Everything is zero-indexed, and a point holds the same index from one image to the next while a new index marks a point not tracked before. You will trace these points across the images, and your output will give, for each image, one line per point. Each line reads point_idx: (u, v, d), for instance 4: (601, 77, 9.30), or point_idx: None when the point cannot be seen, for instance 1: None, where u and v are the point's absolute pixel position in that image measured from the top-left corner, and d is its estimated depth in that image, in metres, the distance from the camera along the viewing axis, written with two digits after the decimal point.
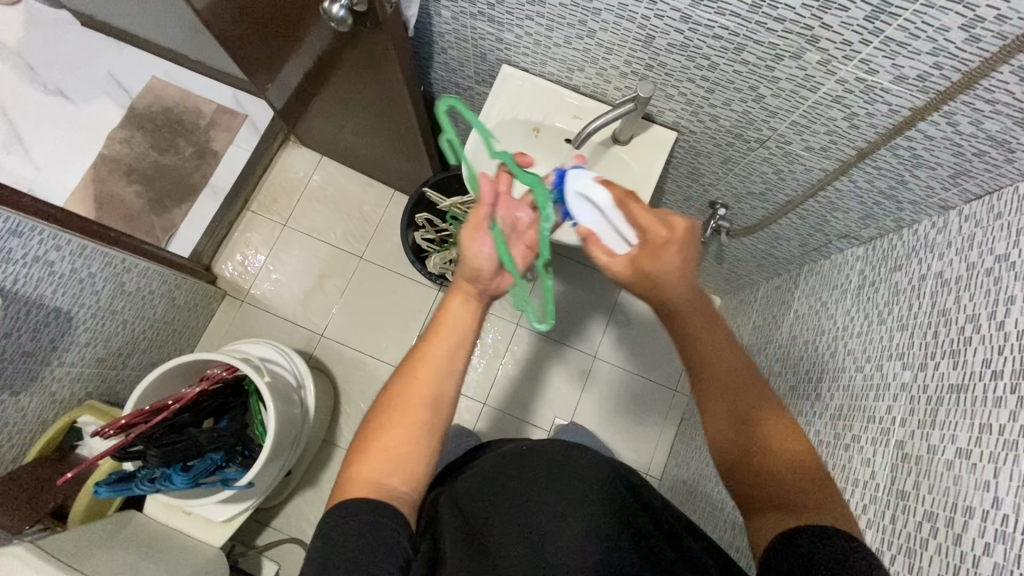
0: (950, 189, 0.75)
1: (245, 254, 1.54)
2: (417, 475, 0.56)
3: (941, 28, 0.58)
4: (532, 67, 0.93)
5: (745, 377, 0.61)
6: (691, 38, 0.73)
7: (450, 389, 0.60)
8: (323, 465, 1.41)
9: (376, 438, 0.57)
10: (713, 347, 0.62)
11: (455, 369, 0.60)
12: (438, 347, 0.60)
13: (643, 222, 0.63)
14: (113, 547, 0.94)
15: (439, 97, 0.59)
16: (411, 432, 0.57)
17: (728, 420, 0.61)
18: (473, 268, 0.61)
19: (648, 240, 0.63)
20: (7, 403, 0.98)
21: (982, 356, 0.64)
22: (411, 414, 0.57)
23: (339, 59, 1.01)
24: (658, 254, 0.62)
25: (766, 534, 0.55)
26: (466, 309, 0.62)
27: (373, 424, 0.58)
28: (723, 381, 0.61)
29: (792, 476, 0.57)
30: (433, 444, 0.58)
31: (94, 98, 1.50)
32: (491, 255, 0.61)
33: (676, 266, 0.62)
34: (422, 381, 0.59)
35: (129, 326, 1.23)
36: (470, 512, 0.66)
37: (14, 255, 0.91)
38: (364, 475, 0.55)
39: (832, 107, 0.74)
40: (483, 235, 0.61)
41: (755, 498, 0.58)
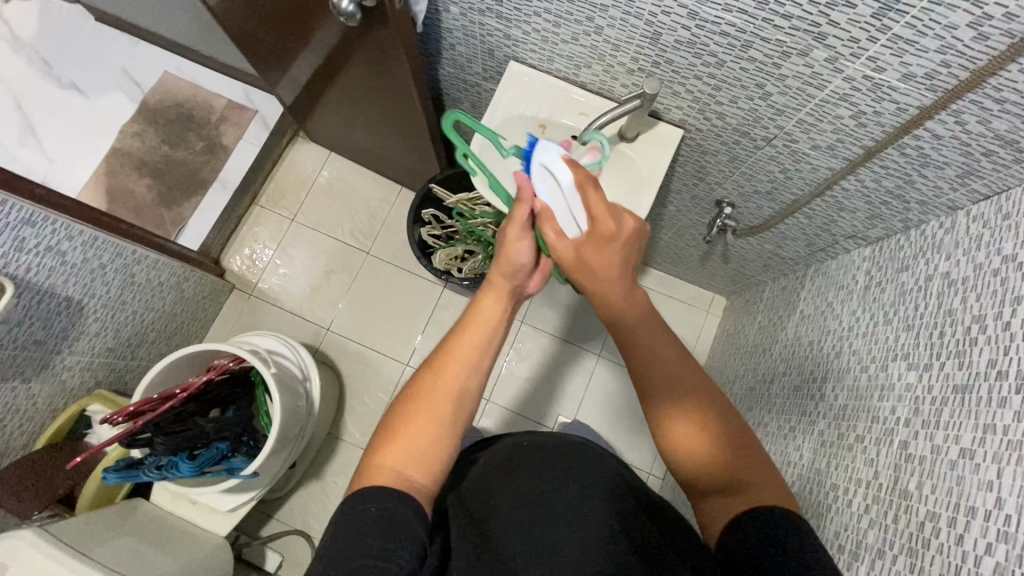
0: (959, 189, 0.75)
1: (253, 248, 1.56)
2: (438, 469, 0.57)
3: (950, 26, 0.58)
4: (539, 64, 0.93)
5: (681, 368, 0.64)
6: (698, 35, 0.73)
7: (475, 385, 0.61)
8: (326, 459, 1.42)
9: (402, 429, 0.57)
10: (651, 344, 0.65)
11: (480, 368, 0.61)
12: (465, 343, 0.61)
13: (596, 209, 0.61)
14: (121, 534, 0.95)
15: (449, 114, 0.71)
16: (439, 427, 0.58)
17: (663, 405, 0.63)
18: (519, 263, 0.64)
19: (597, 231, 0.62)
20: (18, 390, 0.99)
21: (987, 357, 0.63)
22: (438, 407, 0.58)
23: (348, 55, 1.02)
24: (603, 246, 0.63)
25: (716, 517, 0.60)
26: (495, 306, 0.63)
27: (399, 413, 0.58)
28: (656, 371, 0.64)
29: (732, 460, 0.61)
30: (456, 438, 0.58)
31: (107, 93, 1.52)
32: (532, 254, 0.65)
33: (616, 263, 0.64)
34: (450, 375, 0.59)
35: (139, 317, 1.25)
36: (477, 507, 0.67)
37: (27, 244, 0.93)
38: (386, 464, 0.55)
39: (839, 105, 0.74)
40: (525, 236, 0.64)
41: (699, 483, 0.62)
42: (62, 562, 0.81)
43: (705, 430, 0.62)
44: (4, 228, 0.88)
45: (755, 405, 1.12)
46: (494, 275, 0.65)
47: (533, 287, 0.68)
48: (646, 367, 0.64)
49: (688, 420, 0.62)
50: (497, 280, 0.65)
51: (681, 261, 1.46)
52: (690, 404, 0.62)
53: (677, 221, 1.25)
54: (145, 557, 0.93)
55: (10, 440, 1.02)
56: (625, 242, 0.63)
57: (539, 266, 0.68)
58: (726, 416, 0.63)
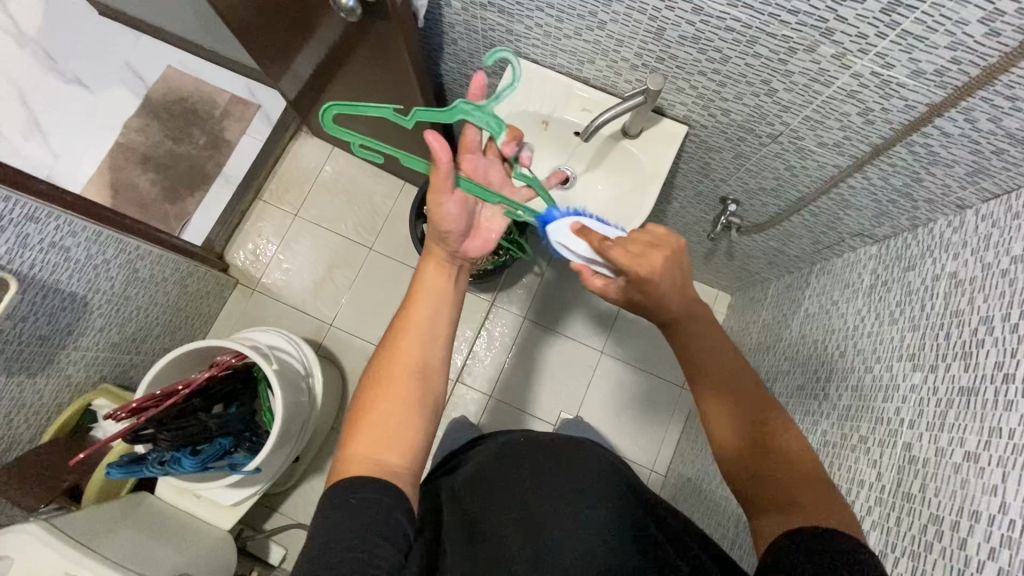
0: (968, 187, 0.73)
1: (257, 243, 1.56)
2: (411, 446, 0.56)
3: (960, 21, 0.56)
4: (542, 59, 0.92)
5: (739, 379, 0.63)
6: (703, 30, 0.71)
7: (436, 357, 0.62)
8: (329, 453, 1.43)
9: (367, 411, 0.57)
10: (712, 355, 0.64)
11: (438, 334, 0.63)
12: (417, 314, 0.63)
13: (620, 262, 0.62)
14: (127, 526, 0.97)
15: (326, 117, 0.70)
16: (401, 398, 0.58)
17: (717, 416, 0.63)
18: (444, 227, 0.64)
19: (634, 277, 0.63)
20: (24, 385, 1.00)
21: (994, 359, 0.62)
22: (398, 379, 0.59)
23: (350, 49, 1.01)
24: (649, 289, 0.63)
25: (764, 530, 0.57)
26: (442, 274, 0.66)
27: (365, 398, 0.58)
28: (714, 378, 0.64)
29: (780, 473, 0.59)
30: (424, 414, 0.59)
31: (111, 87, 1.52)
32: (459, 213, 0.64)
33: (670, 292, 0.63)
34: (410, 352, 0.61)
35: (144, 312, 1.26)
36: (472, 505, 0.66)
37: (31, 240, 0.93)
38: (359, 451, 0.55)
39: (847, 102, 0.72)
40: (448, 195, 0.64)
41: (754, 498, 0.60)
42: (68, 555, 0.82)
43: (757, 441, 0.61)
44: (8, 224, 0.88)
45: None
46: (433, 244, 0.66)
47: (476, 251, 0.68)
48: (704, 374, 0.64)
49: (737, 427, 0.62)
50: (433, 247, 0.66)
51: (685, 257, 1.45)
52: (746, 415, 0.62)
53: (681, 218, 1.24)
54: (150, 548, 0.94)
55: (16, 434, 1.02)
56: (667, 280, 0.62)
57: (481, 232, 0.68)
58: (781, 430, 0.61)
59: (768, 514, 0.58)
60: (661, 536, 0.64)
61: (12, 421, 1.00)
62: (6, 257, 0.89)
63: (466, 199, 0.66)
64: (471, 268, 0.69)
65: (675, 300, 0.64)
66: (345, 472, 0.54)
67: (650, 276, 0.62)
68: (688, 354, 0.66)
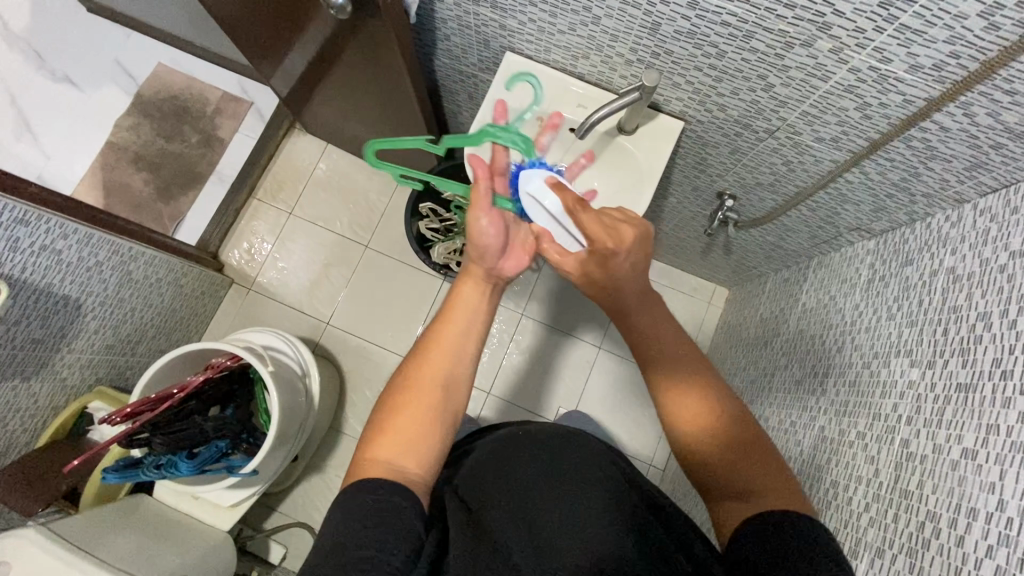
0: (966, 182, 0.73)
1: (252, 242, 1.55)
2: (430, 457, 0.56)
3: (959, 15, 0.56)
4: (536, 55, 0.91)
5: (690, 361, 0.63)
6: (698, 25, 0.70)
7: (462, 368, 0.61)
8: (327, 451, 1.43)
9: (391, 416, 0.57)
10: (656, 332, 0.64)
11: (468, 353, 0.61)
12: (450, 329, 0.61)
13: (593, 231, 0.62)
14: (121, 530, 0.96)
15: (367, 145, 0.78)
16: (425, 412, 0.57)
17: (669, 398, 0.62)
18: (481, 245, 0.62)
19: (598, 249, 0.63)
20: (19, 389, 1.00)
21: (992, 355, 0.62)
22: (424, 392, 0.58)
23: (342, 45, 1.00)
24: (605, 262, 0.63)
25: (723, 516, 0.58)
26: (476, 291, 0.63)
27: (390, 403, 0.58)
28: (663, 359, 0.63)
29: (730, 455, 0.59)
30: (444, 426, 0.58)
31: (101, 86, 1.50)
32: (496, 232, 0.62)
33: (627, 272, 0.63)
34: (435, 360, 0.60)
35: (138, 314, 1.25)
36: (475, 500, 0.64)
37: (22, 244, 0.92)
38: (381, 455, 0.54)
39: (845, 97, 0.72)
40: (484, 215, 0.62)
41: (709, 483, 0.60)
42: (65, 560, 0.81)
43: (710, 423, 0.60)
44: None
45: (756, 398, 1.11)
46: (470, 263, 0.64)
47: (511, 269, 0.65)
48: (655, 355, 0.63)
49: (688, 408, 0.61)
50: (471, 265, 0.64)
51: (683, 252, 1.44)
52: (696, 396, 0.61)
53: (678, 213, 1.23)
54: (149, 552, 0.93)
55: (12, 438, 1.02)
56: (630, 253, 0.62)
57: (517, 251, 0.65)
58: (726, 405, 0.61)
59: (726, 501, 0.59)
60: (660, 534, 0.63)
61: (6, 425, 0.99)
62: None
63: (501, 218, 0.64)
64: (505, 286, 0.67)
65: (633, 279, 0.64)
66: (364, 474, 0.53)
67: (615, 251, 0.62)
68: (637, 337, 0.65)
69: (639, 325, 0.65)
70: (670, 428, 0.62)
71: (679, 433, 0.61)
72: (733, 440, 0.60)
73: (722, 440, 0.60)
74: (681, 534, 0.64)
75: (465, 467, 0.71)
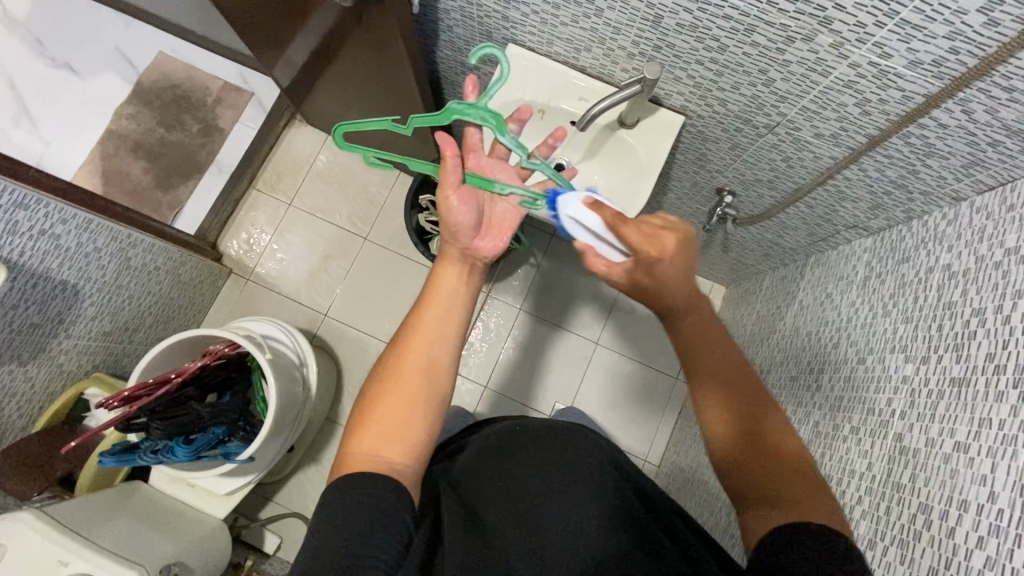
0: (963, 179, 0.73)
1: (251, 232, 1.55)
2: (413, 446, 0.56)
3: (959, 11, 0.56)
4: (538, 47, 0.91)
5: (742, 377, 0.63)
6: (700, 18, 0.71)
7: (441, 356, 0.61)
8: (324, 442, 1.43)
9: (371, 411, 0.57)
10: (704, 346, 0.63)
11: (449, 339, 0.61)
12: (428, 315, 0.61)
13: (636, 242, 0.61)
14: (119, 515, 0.96)
15: (337, 129, 0.71)
16: (405, 400, 0.57)
17: (707, 408, 0.62)
18: (451, 223, 0.63)
19: (642, 258, 0.61)
20: (16, 373, 1.00)
21: (986, 350, 0.63)
22: (404, 382, 0.58)
23: (345, 35, 1.00)
24: (653, 270, 0.62)
25: (754, 526, 0.57)
26: (455, 274, 0.64)
27: (370, 398, 0.58)
28: (715, 370, 0.63)
29: (766, 463, 0.59)
30: (428, 415, 0.58)
31: (102, 73, 1.49)
32: (466, 210, 0.63)
33: (675, 277, 0.62)
34: (413, 351, 0.60)
35: (137, 301, 1.25)
36: (470, 497, 0.65)
37: (21, 227, 0.92)
38: (364, 448, 0.55)
39: (844, 93, 0.72)
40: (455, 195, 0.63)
41: (743, 496, 0.60)
42: (61, 544, 0.82)
43: (750, 435, 0.61)
44: None
45: None
46: (447, 246, 0.65)
47: (488, 250, 0.65)
48: (705, 365, 0.63)
49: (730, 419, 0.62)
50: (447, 248, 0.65)
51: None
52: (743, 411, 0.62)
53: (677, 209, 1.23)
54: (144, 538, 0.93)
55: (9, 423, 1.02)
56: (675, 259, 0.62)
57: (492, 234, 0.66)
58: (769, 416, 0.62)
59: (760, 513, 0.58)
60: (654, 525, 0.63)
61: (3, 410, 0.99)
62: None
63: (474, 198, 0.65)
64: (485, 267, 0.67)
65: (677, 286, 0.62)
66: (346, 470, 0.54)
67: (660, 258, 0.61)
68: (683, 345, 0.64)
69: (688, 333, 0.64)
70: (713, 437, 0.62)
71: (718, 442, 0.62)
72: (783, 458, 0.60)
73: (763, 453, 0.60)
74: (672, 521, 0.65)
75: (462, 459, 0.71)
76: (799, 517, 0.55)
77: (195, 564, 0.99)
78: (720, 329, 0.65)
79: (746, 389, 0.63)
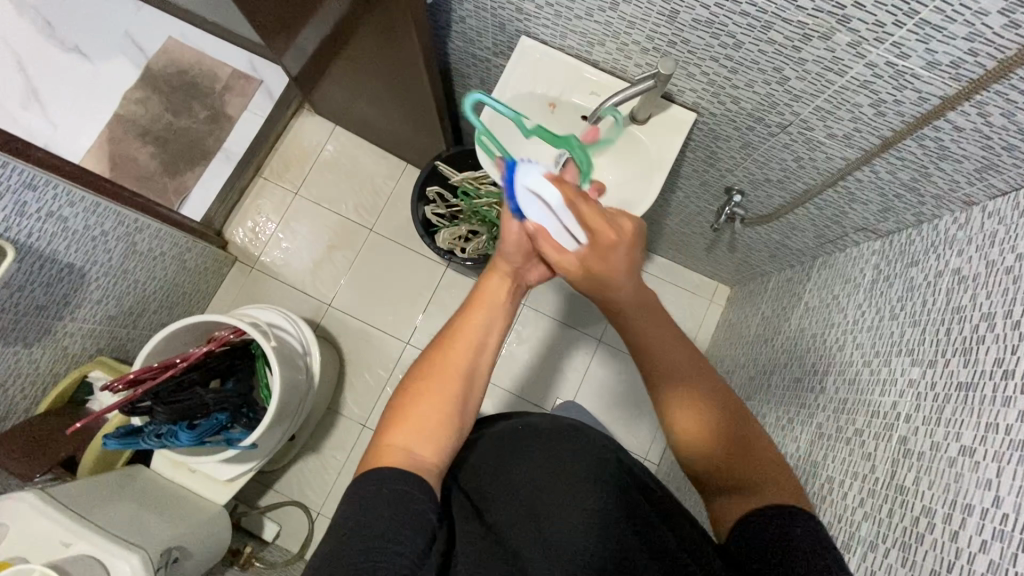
0: (976, 184, 0.73)
1: (257, 221, 1.55)
2: (445, 448, 0.57)
3: (979, 12, 0.56)
4: (551, 40, 0.91)
5: (697, 369, 0.65)
6: (717, 14, 0.70)
7: (479, 364, 0.63)
8: (325, 432, 1.43)
9: (411, 405, 0.58)
10: (651, 336, 0.66)
11: (488, 348, 0.64)
12: (473, 323, 0.63)
13: (593, 224, 0.60)
14: (121, 499, 0.96)
15: (472, 96, 0.72)
16: (446, 401, 0.59)
17: (673, 403, 0.64)
18: (507, 242, 0.64)
19: (599, 241, 0.61)
20: (21, 355, 1.00)
21: (994, 355, 0.62)
22: (446, 384, 0.60)
23: (357, 24, 0.99)
24: (606, 256, 0.62)
25: (723, 514, 0.60)
26: (504, 289, 0.66)
27: (409, 394, 0.59)
28: (672, 370, 0.64)
29: (722, 451, 0.61)
30: (460, 418, 0.59)
31: (111, 57, 1.49)
32: (500, 215, 0.63)
33: (624, 267, 0.63)
34: (455, 354, 0.62)
35: (142, 286, 1.25)
36: (476, 495, 0.65)
37: (29, 209, 0.92)
38: (396, 441, 0.55)
39: (859, 93, 0.72)
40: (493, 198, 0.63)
41: (712, 486, 0.61)
42: (63, 526, 0.82)
43: (711, 427, 0.62)
44: (6, 191, 0.88)
45: (754, 395, 1.12)
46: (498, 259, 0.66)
47: (533, 278, 0.69)
48: (659, 366, 0.65)
49: (693, 412, 0.62)
50: (498, 260, 0.66)
51: (687, 248, 1.44)
52: (704, 406, 0.63)
53: (685, 207, 1.23)
54: (146, 521, 0.94)
55: (13, 403, 1.02)
56: (628, 246, 0.62)
57: (541, 262, 0.69)
58: (715, 400, 0.63)
59: (727, 504, 0.60)
60: (659, 522, 0.63)
61: (7, 390, 1.00)
62: (3, 225, 0.88)
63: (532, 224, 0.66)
64: (524, 291, 0.70)
65: (625, 277, 0.63)
66: (378, 460, 0.54)
67: (611, 246, 0.61)
68: (640, 344, 0.66)
69: (637, 331, 0.66)
70: (676, 436, 0.64)
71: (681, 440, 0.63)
72: (740, 446, 0.61)
73: (728, 445, 0.61)
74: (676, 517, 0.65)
75: (467, 455, 0.71)
76: (760, 501, 0.57)
77: (195, 550, 0.99)
78: (670, 322, 0.67)
79: (706, 380, 0.64)
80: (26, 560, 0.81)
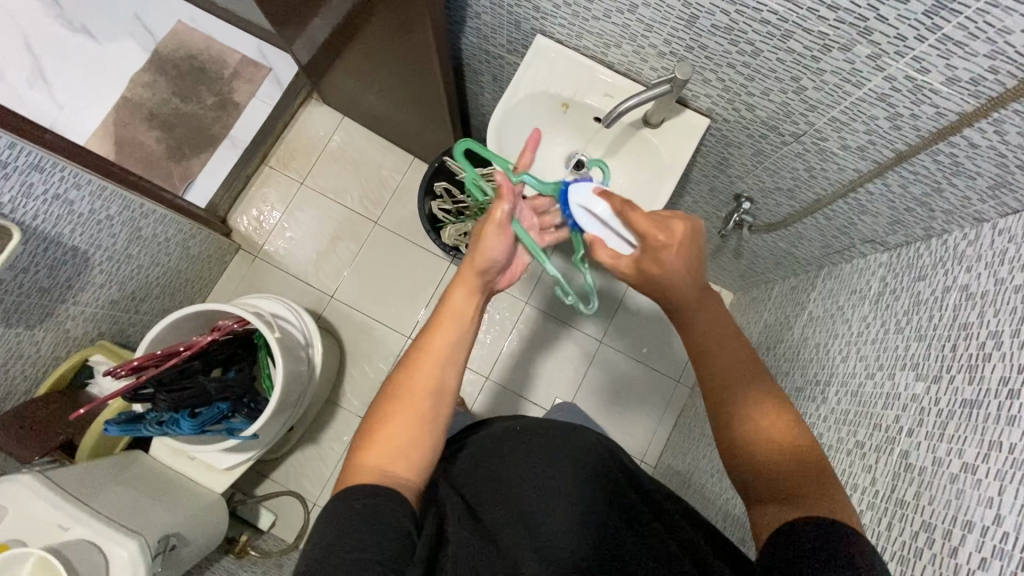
0: (987, 201, 0.73)
1: (262, 209, 1.54)
2: (419, 463, 0.57)
3: (1003, 30, 0.55)
4: (567, 40, 0.90)
5: (753, 368, 0.62)
6: (737, 20, 0.70)
7: (450, 379, 0.62)
8: (324, 424, 1.43)
9: (381, 423, 0.58)
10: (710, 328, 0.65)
11: (455, 362, 0.62)
12: (438, 340, 0.62)
13: (643, 228, 0.64)
14: (119, 484, 0.97)
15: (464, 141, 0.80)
16: (414, 421, 0.58)
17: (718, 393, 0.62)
18: (486, 260, 0.65)
19: (650, 243, 0.65)
20: (23, 336, 1.00)
21: (1000, 374, 0.62)
22: (412, 405, 0.59)
23: (371, 14, 0.99)
24: (659, 257, 0.65)
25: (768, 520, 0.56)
26: (469, 304, 0.65)
27: (378, 413, 0.59)
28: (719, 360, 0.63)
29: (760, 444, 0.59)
30: (433, 434, 0.59)
31: (119, 40, 1.48)
32: (505, 253, 0.66)
33: (679, 269, 0.65)
34: (423, 372, 0.61)
35: (145, 272, 1.25)
36: (471, 496, 0.65)
37: (35, 190, 0.92)
38: (370, 460, 0.56)
39: (876, 105, 0.71)
40: (502, 233, 0.66)
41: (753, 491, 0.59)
42: (61, 510, 0.82)
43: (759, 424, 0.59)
44: (12, 172, 0.87)
45: None
46: (467, 270, 0.66)
47: (501, 284, 0.71)
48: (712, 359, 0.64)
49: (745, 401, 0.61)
50: (468, 275, 0.66)
51: None
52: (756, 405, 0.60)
53: (692, 212, 1.23)
54: (144, 508, 0.93)
55: (13, 385, 1.02)
56: (681, 248, 0.64)
57: (511, 269, 0.71)
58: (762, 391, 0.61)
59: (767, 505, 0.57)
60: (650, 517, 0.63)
61: (7, 372, 1.00)
62: (9, 206, 0.88)
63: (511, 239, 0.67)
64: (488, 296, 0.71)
65: (685, 276, 0.65)
66: (354, 477, 0.55)
67: (667, 245, 0.64)
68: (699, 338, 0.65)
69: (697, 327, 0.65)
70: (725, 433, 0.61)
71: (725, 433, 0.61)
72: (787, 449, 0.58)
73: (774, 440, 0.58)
74: (671, 518, 0.65)
75: (467, 458, 0.71)
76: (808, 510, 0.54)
77: (192, 537, 0.99)
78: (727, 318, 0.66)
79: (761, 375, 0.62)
80: (23, 542, 0.81)
